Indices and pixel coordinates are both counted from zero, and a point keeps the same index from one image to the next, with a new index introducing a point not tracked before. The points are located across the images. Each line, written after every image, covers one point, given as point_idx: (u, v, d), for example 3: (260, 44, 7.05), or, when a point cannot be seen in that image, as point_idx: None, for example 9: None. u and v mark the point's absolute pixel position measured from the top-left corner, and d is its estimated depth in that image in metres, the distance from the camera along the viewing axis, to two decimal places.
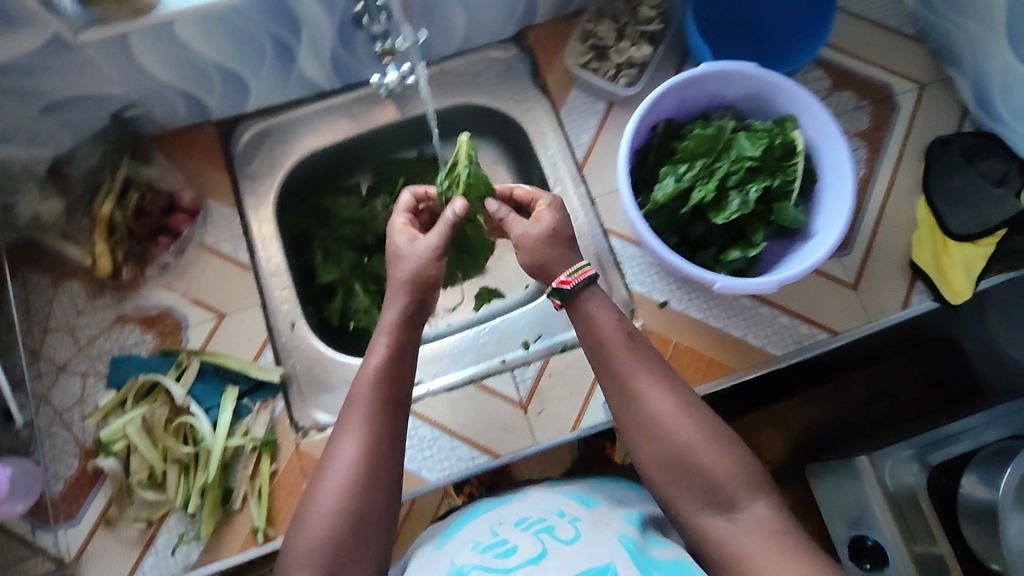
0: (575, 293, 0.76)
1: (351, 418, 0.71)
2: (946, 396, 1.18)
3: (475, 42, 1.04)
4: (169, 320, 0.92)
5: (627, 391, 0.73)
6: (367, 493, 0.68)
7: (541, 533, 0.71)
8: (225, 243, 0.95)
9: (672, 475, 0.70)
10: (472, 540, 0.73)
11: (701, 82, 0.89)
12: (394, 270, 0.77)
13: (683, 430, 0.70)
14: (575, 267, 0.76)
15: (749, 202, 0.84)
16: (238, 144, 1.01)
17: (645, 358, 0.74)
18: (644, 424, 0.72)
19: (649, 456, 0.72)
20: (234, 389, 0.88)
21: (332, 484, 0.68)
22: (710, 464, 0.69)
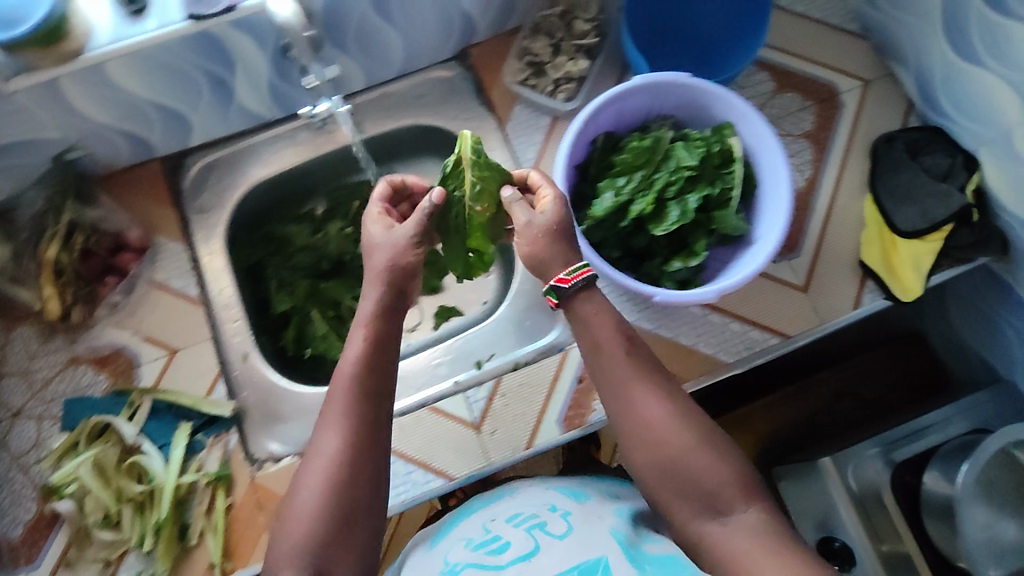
0: (574, 292, 0.72)
1: (331, 414, 0.69)
2: (909, 390, 1.20)
3: (417, 64, 1.05)
4: (122, 358, 0.92)
5: (621, 395, 0.71)
6: (347, 492, 0.66)
7: (532, 529, 0.75)
8: (175, 279, 0.95)
9: (663, 481, 0.69)
10: (465, 538, 0.78)
11: (637, 94, 0.88)
12: (370, 259, 0.74)
13: (674, 437, 0.69)
14: (575, 266, 0.71)
15: (688, 212, 0.85)
16: (186, 178, 1.01)
17: (639, 364, 0.72)
18: (635, 430, 0.70)
19: (643, 462, 0.70)
20: (187, 426, 0.88)
21: (314, 481, 0.66)
22: (698, 471, 0.68)
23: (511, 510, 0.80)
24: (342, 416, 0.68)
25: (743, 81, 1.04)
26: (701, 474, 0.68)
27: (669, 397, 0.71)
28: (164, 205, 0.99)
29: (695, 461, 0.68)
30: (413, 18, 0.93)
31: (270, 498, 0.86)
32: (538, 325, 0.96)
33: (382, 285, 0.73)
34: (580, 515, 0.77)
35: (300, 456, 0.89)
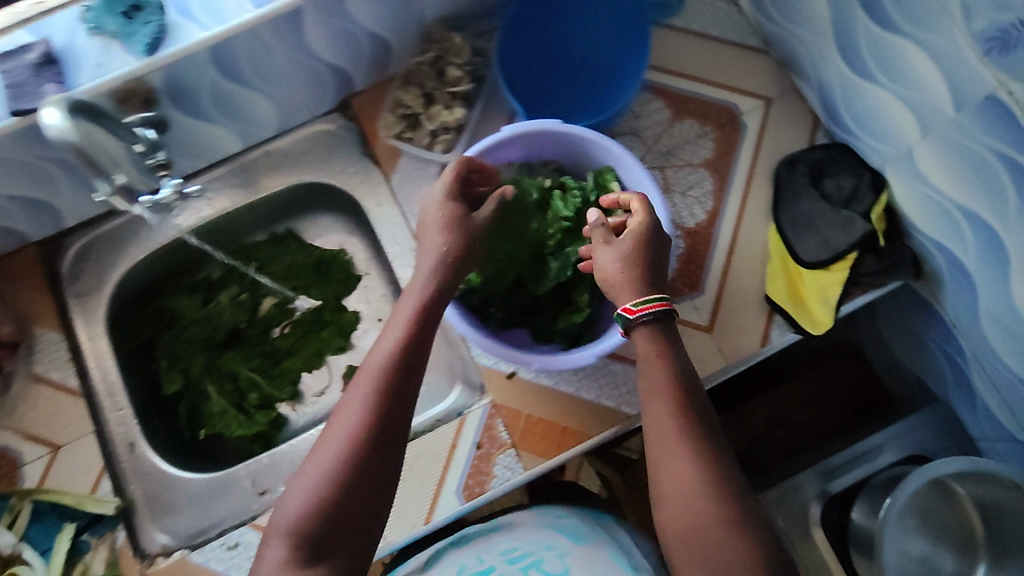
0: (639, 325, 0.70)
1: (360, 380, 0.65)
2: (853, 411, 1.09)
3: (296, 120, 1.00)
4: (4, 460, 0.88)
5: (670, 443, 0.64)
6: (359, 465, 0.60)
7: (529, 570, 0.79)
8: (55, 370, 0.92)
9: (696, 562, 0.59)
10: (460, 564, 0.82)
11: (512, 142, 0.85)
12: (426, 231, 0.75)
13: (713, 507, 0.60)
14: (644, 297, 0.70)
15: (568, 265, 0.83)
16: (64, 263, 0.97)
17: (692, 417, 0.65)
18: (673, 490, 0.62)
19: (675, 526, 0.61)
20: (70, 527, 0.85)
21: (331, 447, 0.61)
22: (726, 550, 0.58)
23: (508, 545, 0.83)
24: (370, 387, 0.64)
25: (638, 110, 0.98)
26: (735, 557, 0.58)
27: (719, 465, 0.63)
28: (42, 294, 0.95)
29: (733, 543, 0.59)
30: (273, 79, 0.88)
31: None
32: (434, 387, 0.92)
33: (440, 263, 0.72)
34: (576, 556, 0.81)
35: (190, 549, 0.85)
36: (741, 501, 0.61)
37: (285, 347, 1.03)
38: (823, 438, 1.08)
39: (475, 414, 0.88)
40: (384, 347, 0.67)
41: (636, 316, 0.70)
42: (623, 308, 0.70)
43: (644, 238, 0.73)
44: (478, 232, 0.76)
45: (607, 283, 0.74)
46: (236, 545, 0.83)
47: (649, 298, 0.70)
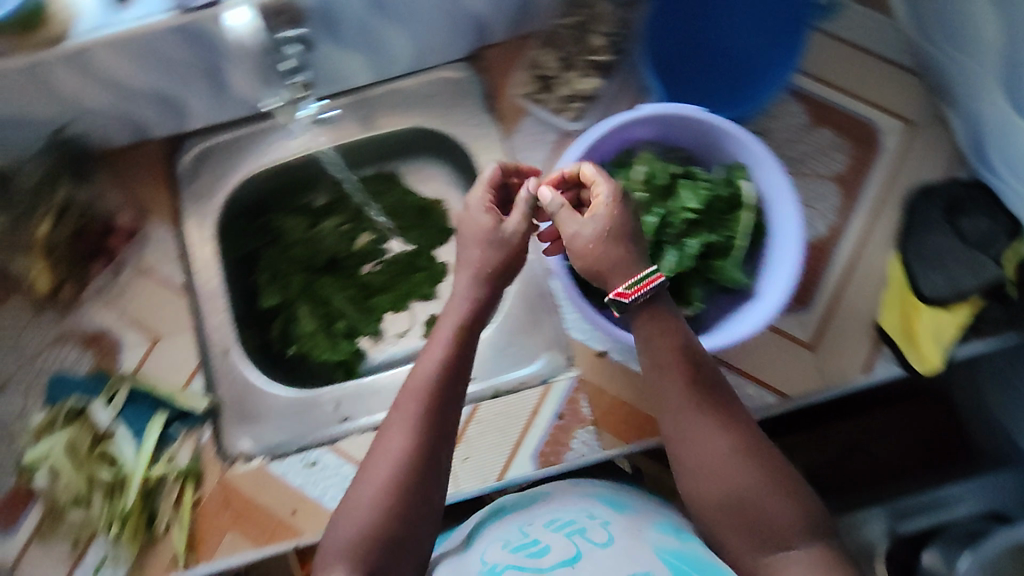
0: (636, 308, 0.70)
1: (404, 408, 0.69)
2: (934, 456, 1.06)
3: (426, 62, 1.00)
4: (107, 340, 0.93)
5: (688, 422, 0.69)
6: (410, 493, 0.65)
7: (572, 535, 0.70)
8: (164, 265, 0.96)
9: (730, 521, 0.66)
10: (501, 539, 0.72)
11: (643, 123, 0.82)
12: (466, 250, 0.76)
13: (737, 469, 0.67)
14: (636, 279, 0.69)
15: (686, 257, 0.78)
16: (183, 162, 0.99)
17: (707, 393, 0.70)
18: (698, 463, 0.68)
19: (710, 496, 0.67)
20: (161, 416, 0.89)
21: (380, 471, 0.66)
22: (766, 507, 0.65)
23: (548, 517, 0.74)
24: (413, 414, 0.69)
25: (774, 112, 0.95)
26: (767, 509, 0.65)
27: (734, 428, 0.69)
28: (160, 189, 0.98)
29: (761, 496, 0.66)
30: (416, 16, 0.88)
31: (237, 497, 0.87)
32: (523, 351, 0.92)
33: (477, 282, 0.74)
34: (621, 526, 0.72)
35: (269, 458, 0.89)
36: (761, 455, 0.68)
37: (377, 283, 1.06)
38: (897, 475, 1.06)
39: (560, 385, 0.89)
40: (426, 371, 0.71)
41: (630, 300, 0.70)
42: (614, 292, 0.70)
43: (613, 211, 0.71)
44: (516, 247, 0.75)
45: (594, 268, 0.72)
46: (317, 466, 0.88)
47: (640, 279, 0.70)
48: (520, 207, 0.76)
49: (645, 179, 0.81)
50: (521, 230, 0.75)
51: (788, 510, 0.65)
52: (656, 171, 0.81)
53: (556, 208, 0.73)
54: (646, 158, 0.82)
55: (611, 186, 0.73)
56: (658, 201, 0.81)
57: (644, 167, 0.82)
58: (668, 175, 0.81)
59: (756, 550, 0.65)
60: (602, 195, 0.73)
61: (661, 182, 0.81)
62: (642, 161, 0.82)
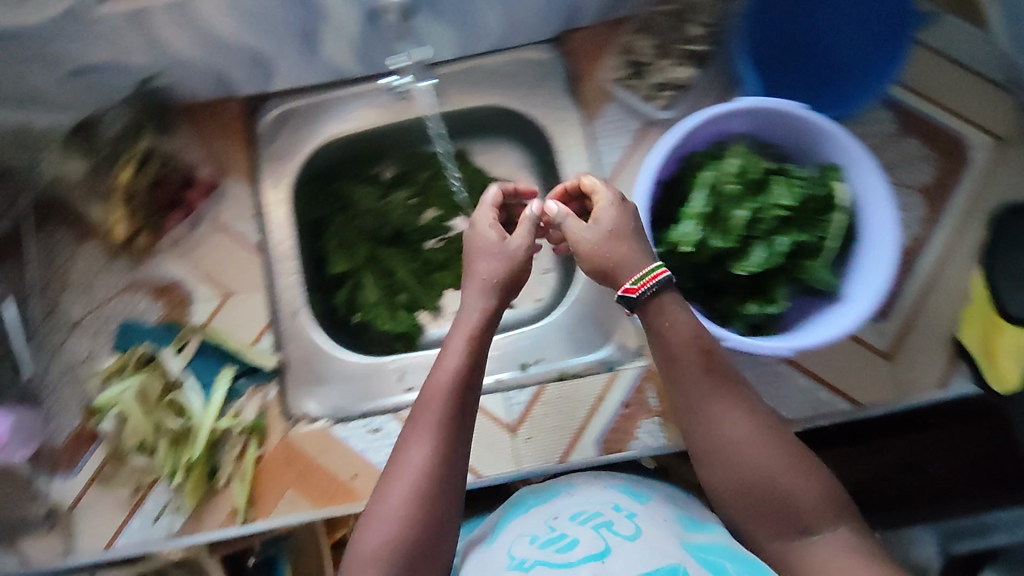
0: (645, 302, 0.66)
1: (419, 434, 0.64)
2: None
3: (513, 42, 1.00)
4: (178, 292, 0.93)
5: (702, 409, 0.66)
6: (429, 526, 0.62)
7: (600, 528, 0.65)
8: (239, 223, 0.96)
9: (755, 506, 0.65)
10: (529, 534, 0.67)
11: (740, 116, 0.81)
12: (476, 264, 0.70)
13: (765, 456, 0.64)
14: (644, 271, 0.65)
15: (775, 255, 0.77)
16: (263, 122, 0.99)
17: (725, 376, 0.67)
18: (722, 454, 0.66)
19: (724, 481, 0.66)
20: (230, 370, 0.90)
21: (398, 491, 0.62)
22: (789, 488, 0.64)
23: (575, 510, 0.69)
24: (432, 425, 0.64)
25: (863, 118, 0.94)
26: (795, 493, 0.63)
27: (757, 414, 0.66)
28: (239, 147, 0.98)
29: (789, 480, 0.64)
30: None
31: (299, 456, 0.88)
32: (590, 338, 0.92)
33: (491, 292, 0.68)
34: (646, 517, 0.67)
35: (333, 421, 0.90)
36: (784, 438, 0.65)
37: (441, 260, 1.04)
38: None
39: (628, 373, 0.90)
40: (437, 391, 0.65)
41: (638, 294, 0.66)
42: (622, 290, 0.67)
43: (620, 212, 0.69)
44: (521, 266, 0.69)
45: (600, 268, 0.69)
46: (381, 433, 0.89)
47: (647, 272, 0.67)
48: (524, 225, 0.70)
49: (735, 173, 0.80)
50: (529, 247, 0.70)
51: (814, 490, 0.63)
52: (746, 166, 0.80)
53: (563, 215, 0.69)
54: (739, 151, 0.81)
55: (614, 189, 0.71)
56: (748, 196, 0.80)
57: (734, 162, 0.80)
58: (758, 172, 0.80)
59: (784, 536, 0.64)
60: (606, 202, 0.70)
61: (750, 179, 0.80)
62: (733, 156, 0.81)
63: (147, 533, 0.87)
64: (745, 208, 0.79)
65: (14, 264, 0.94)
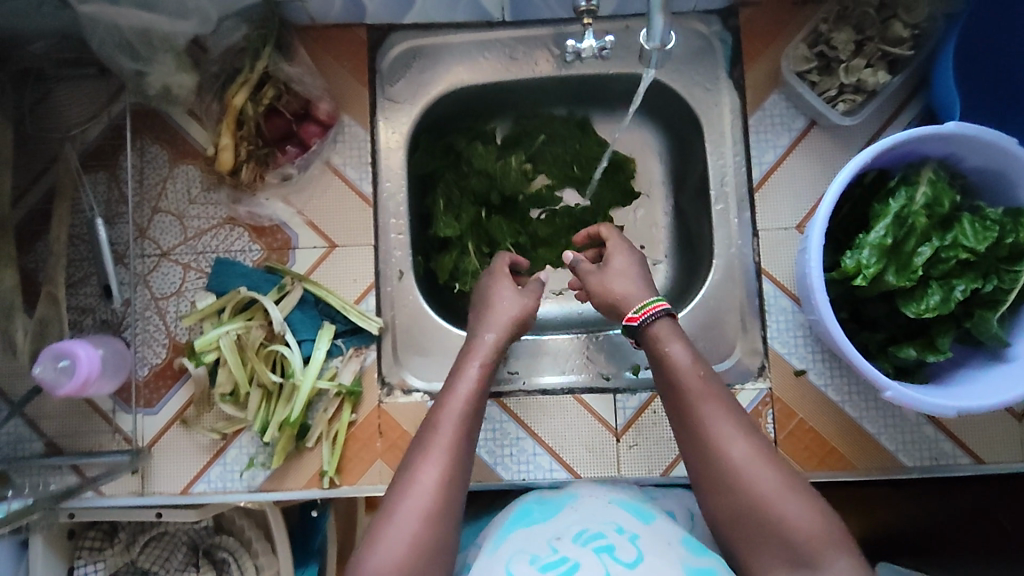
0: (644, 328, 0.75)
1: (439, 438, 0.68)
2: None
3: (677, 7, 0.89)
4: (279, 235, 0.86)
5: (703, 435, 0.67)
6: (443, 528, 0.64)
7: (601, 552, 0.63)
8: (351, 168, 0.88)
9: (752, 533, 0.63)
10: (529, 554, 0.64)
11: (939, 142, 0.72)
12: (491, 308, 0.83)
13: (762, 477, 0.64)
14: (642, 302, 0.76)
15: (951, 303, 0.71)
16: (386, 58, 0.90)
17: (725, 402, 0.69)
18: (719, 475, 0.66)
19: (721, 505, 0.65)
20: (331, 328, 0.84)
21: (411, 504, 0.64)
22: (786, 516, 0.62)
23: (576, 530, 0.67)
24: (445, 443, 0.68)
25: None
26: (791, 518, 0.62)
27: (753, 435, 0.67)
28: (360, 82, 0.88)
29: (786, 505, 0.62)
30: None
31: (392, 429, 0.84)
32: (712, 349, 0.88)
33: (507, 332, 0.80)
34: (649, 540, 0.66)
35: (430, 397, 0.85)
36: (780, 462, 0.65)
37: (543, 234, 0.99)
38: None
39: (749, 393, 0.85)
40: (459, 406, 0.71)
41: (641, 322, 0.76)
42: (627, 319, 0.76)
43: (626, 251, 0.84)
44: (530, 308, 0.83)
45: (611, 301, 0.80)
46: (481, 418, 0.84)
47: (645, 304, 0.77)
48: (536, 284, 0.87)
49: (923, 205, 0.72)
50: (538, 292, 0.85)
51: (811, 516, 0.62)
52: (935, 199, 0.72)
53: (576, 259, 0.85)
54: (930, 179, 0.73)
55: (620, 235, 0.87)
56: (933, 231, 0.72)
57: (923, 192, 0.72)
58: (946, 207, 0.73)
59: (781, 562, 0.62)
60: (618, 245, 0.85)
61: (939, 213, 0.72)
62: (923, 184, 0.73)
63: (226, 483, 0.83)
64: (928, 245, 0.72)
65: (105, 176, 0.86)
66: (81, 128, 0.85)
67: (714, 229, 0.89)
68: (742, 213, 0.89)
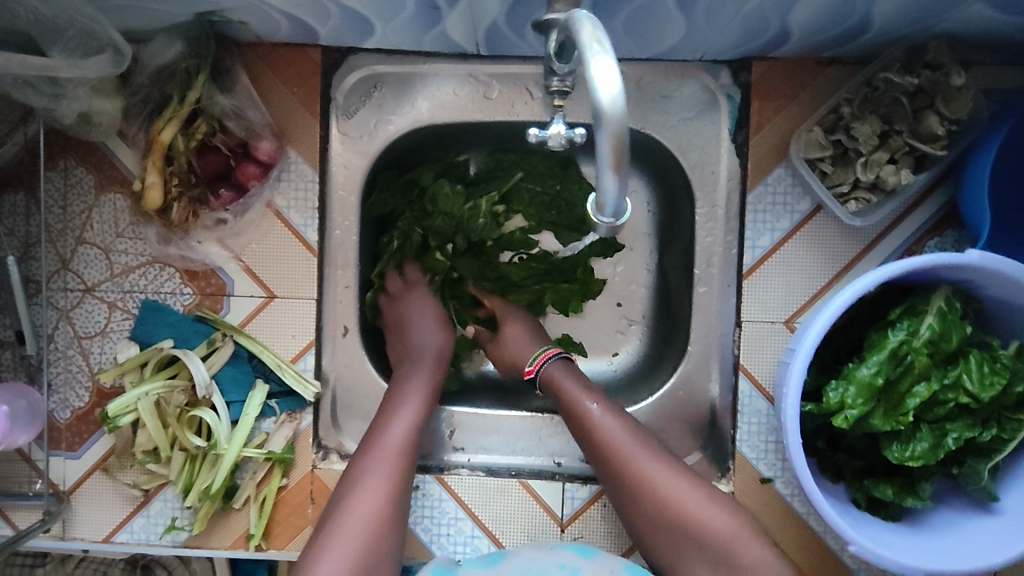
0: (542, 378, 0.78)
1: (372, 464, 0.70)
2: None
3: (679, 55, 0.77)
4: (213, 280, 0.79)
5: (622, 464, 0.70)
6: (393, 542, 0.67)
7: None
8: (295, 212, 0.78)
9: (674, 542, 0.69)
10: None
11: (954, 270, 0.64)
12: (405, 336, 0.82)
13: (676, 491, 0.69)
14: (535, 354, 0.81)
15: (940, 453, 0.64)
16: (342, 85, 0.79)
17: (638, 432, 0.72)
18: (639, 503, 0.70)
19: (646, 522, 0.70)
20: (264, 388, 0.78)
21: (361, 503, 0.68)
22: (702, 524, 0.67)
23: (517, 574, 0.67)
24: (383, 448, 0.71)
25: None
26: (710, 527, 0.67)
27: (666, 460, 0.71)
28: (309, 114, 0.78)
29: (703, 511, 0.68)
30: (713, 11, 0.65)
31: (323, 497, 0.79)
32: (676, 443, 0.83)
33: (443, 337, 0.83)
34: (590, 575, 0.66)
35: None
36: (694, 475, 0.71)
37: (516, 278, 0.88)
38: None
39: None
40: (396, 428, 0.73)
41: (537, 374, 0.79)
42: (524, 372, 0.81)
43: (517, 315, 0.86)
44: (443, 336, 0.83)
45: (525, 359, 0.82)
46: (418, 495, 0.78)
47: (537, 354, 0.81)
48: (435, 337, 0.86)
49: (926, 342, 0.64)
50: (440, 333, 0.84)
51: (722, 517, 0.67)
52: (939, 333, 0.64)
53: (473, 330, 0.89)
54: (940, 309, 0.64)
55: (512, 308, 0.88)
56: (933, 371, 0.64)
57: (925, 326, 0.64)
58: (950, 345, 0.64)
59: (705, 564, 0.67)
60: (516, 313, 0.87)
61: (940, 351, 0.64)
62: (927, 316, 0.64)
63: (150, 536, 0.80)
64: (922, 388, 0.64)
65: (24, 198, 0.78)
66: None
67: (694, 311, 0.82)
68: (727, 297, 0.80)
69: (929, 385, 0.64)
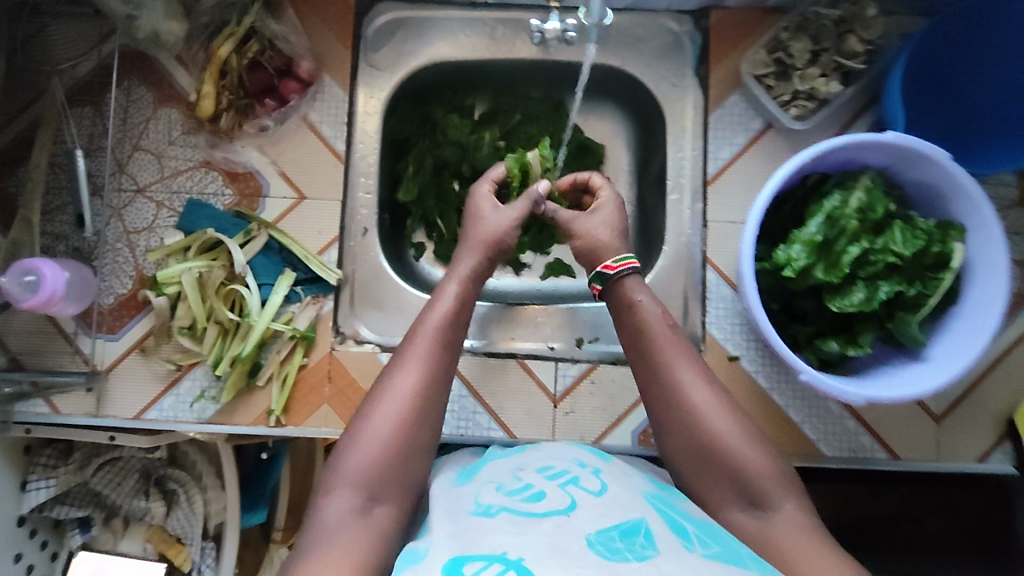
0: (615, 280, 0.77)
1: (413, 346, 0.69)
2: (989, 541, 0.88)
3: (651, 4, 0.94)
4: (252, 183, 0.90)
5: (664, 378, 0.70)
6: (429, 423, 0.65)
7: (566, 485, 0.60)
8: (327, 126, 0.91)
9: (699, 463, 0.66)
10: (495, 482, 0.62)
11: (880, 150, 0.77)
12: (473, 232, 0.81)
13: (713, 419, 0.66)
14: (622, 256, 0.78)
15: (874, 301, 0.77)
16: (371, 25, 0.94)
17: (685, 350, 0.71)
18: (672, 420, 0.68)
19: (677, 442, 0.68)
20: (291, 275, 0.88)
21: (403, 381, 0.66)
22: (731, 457, 0.64)
23: (542, 464, 0.65)
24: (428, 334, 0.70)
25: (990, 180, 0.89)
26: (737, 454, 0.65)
27: (705, 379, 0.69)
28: (344, 46, 0.93)
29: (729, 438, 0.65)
30: None
31: (340, 375, 0.87)
32: None
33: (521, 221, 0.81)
34: (612, 473, 0.63)
35: (380, 349, 0.89)
36: (734, 409, 0.68)
37: None
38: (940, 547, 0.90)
39: None
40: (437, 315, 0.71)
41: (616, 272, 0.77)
42: (605, 266, 0.77)
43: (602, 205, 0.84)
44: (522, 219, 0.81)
45: None
46: None
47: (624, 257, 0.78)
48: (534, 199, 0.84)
49: (854, 209, 0.78)
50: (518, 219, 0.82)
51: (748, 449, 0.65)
52: (866, 203, 0.78)
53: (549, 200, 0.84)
54: (866, 186, 0.79)
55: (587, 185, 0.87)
56: (863, 234, 0.78)
57: (852, 195, 0.78)
58: (876, 214, 0.78)
59: (729, 492, 0.64)
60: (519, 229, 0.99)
61: (868, 217, 0.78)
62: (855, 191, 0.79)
63: (178, 413, 0.87)
64: (856, 245, 0.77)
65: (91, 111, 0.89)
66: (70, 63, 0.89)
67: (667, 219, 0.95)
68: (695, 205, 0.93)
69: (864, 245, 0.77)
